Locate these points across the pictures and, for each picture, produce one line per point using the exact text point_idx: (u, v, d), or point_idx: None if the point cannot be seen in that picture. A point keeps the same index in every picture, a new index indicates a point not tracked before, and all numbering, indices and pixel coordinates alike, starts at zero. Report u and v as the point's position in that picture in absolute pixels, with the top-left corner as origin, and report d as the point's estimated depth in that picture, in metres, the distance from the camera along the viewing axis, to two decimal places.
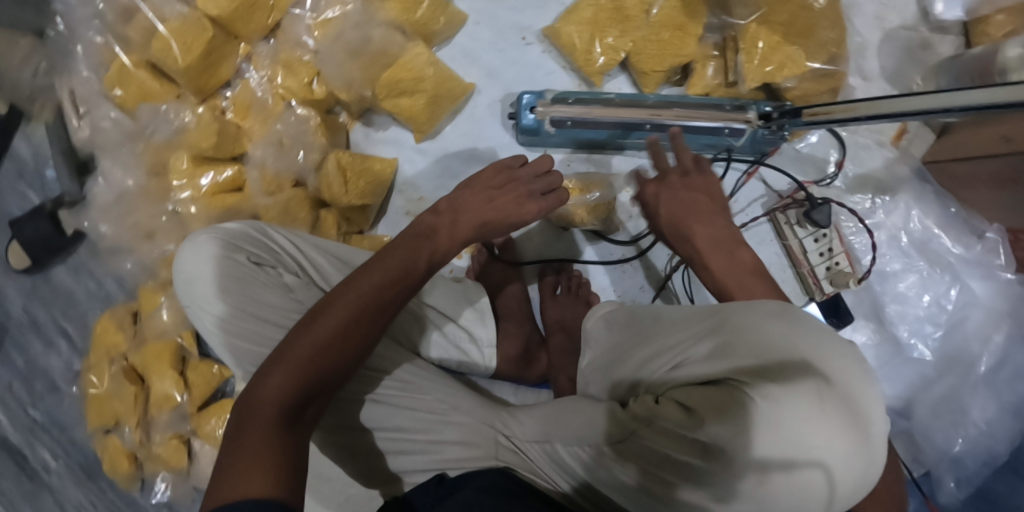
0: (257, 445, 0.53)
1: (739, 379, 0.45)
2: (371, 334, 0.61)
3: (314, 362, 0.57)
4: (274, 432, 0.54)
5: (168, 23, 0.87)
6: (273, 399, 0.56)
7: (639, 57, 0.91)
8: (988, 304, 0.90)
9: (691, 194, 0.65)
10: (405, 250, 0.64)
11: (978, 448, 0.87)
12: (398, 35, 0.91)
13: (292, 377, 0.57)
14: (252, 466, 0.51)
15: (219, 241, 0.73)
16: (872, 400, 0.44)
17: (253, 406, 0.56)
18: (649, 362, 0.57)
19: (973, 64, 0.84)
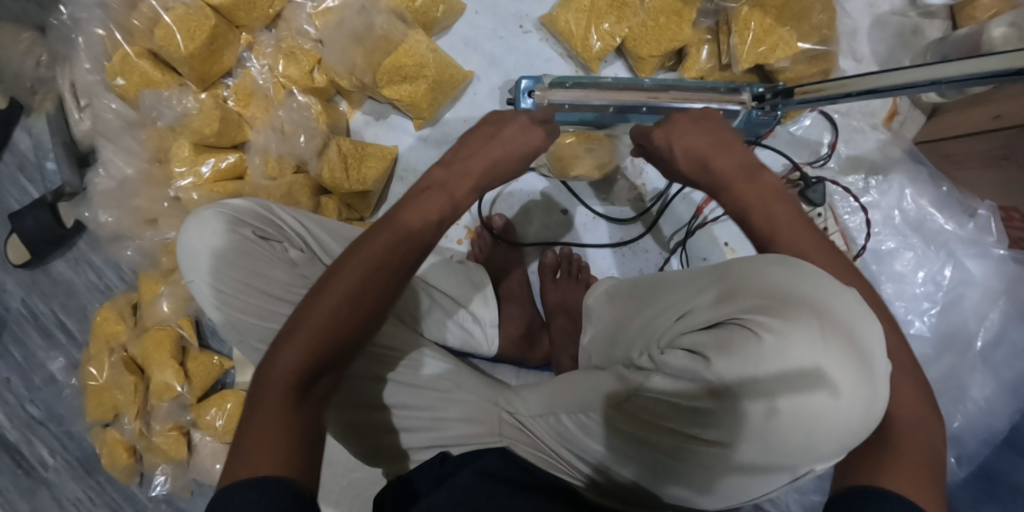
0: (272, 422, 0.53)
1: (747, 320, 0.46)
2: (384, 291, 0.59)
3: (327, 330, 0.56)
4: (287, 407, 0.54)
5: (171, 10, 0.88)
6: (285, 369, 0.55)
7: (637, 43, 0.94)
8: (985, 283, 0.91)
9: (705, 129, 0.64)
10: (416, 207, 0.61)
11: (976, 424, 0.89)
12: (400, 24, 0.92)
13: (302, 345, 0.55)
14: (267, 440, 0.52)
15: (228, 217, 0.75)
16: (875, 337, 0.44)
17: (267, 376, 0.55)
18: (657, 317, 0.57)
19: (962, 43, 0.87)
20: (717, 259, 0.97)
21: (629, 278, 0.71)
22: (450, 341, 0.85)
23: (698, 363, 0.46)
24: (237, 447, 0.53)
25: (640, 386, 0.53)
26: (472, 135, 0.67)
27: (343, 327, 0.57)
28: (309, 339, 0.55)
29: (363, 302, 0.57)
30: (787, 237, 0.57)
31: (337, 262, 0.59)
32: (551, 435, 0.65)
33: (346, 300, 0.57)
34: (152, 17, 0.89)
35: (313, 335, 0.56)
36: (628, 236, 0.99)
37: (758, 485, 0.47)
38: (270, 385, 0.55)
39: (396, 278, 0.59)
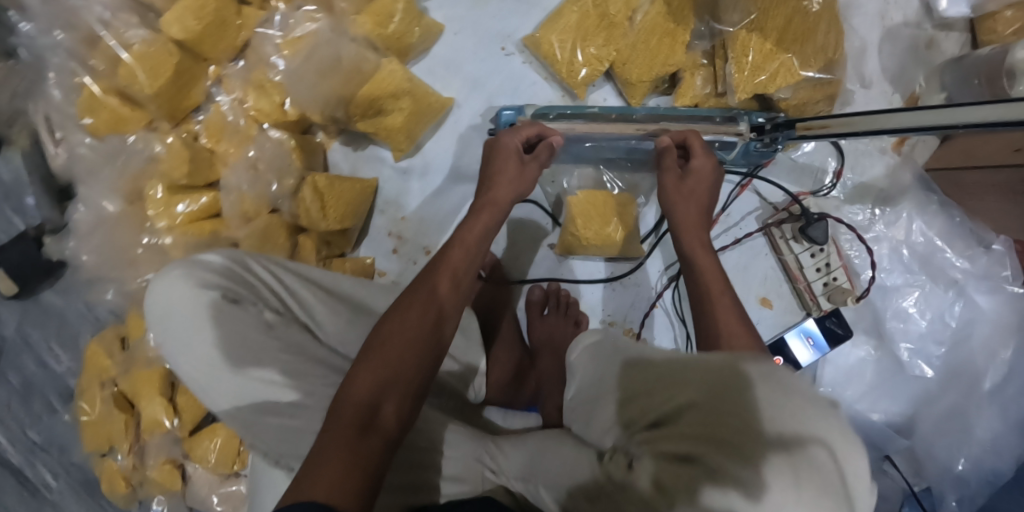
0: (334, 455, 0.53)
1: (721, 470, 0.38)
2: (425, 320, 0.62)
3: (390, 367, 0.59)
4: (346, 440, 0.54)
5: (132, 48, 0.84)
6: (356, 402, 0.57)
7: (626, 66, 0.87)
8: (995, 318, 0.85)
9: (693, 184, 0.73)
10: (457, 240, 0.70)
11: (981, 465, 0.85)
12: (370, 53, 0.88)
13: (366, 379, 0.58)
14: (323, 479, 0.51)
15: (201, 280, 0.74)
16: (861, 476, 0.40)
17: (338, 409, 0.57)
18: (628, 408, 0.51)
19: (982, 65, 0.79)
20: None
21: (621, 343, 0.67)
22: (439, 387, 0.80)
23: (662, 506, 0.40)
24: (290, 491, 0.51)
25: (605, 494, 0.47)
26: (500, 165, 0.75)
27: (400, 368, 0.59)
28: (366, 379, 0.58)
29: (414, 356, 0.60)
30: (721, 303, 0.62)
31: (389, 314, 0.63)
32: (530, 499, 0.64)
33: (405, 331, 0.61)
34: (112, 56, 0.85)
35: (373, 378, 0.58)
36: (620, 269, 0.95)
37: None
38: (337, 417, 0.56)
39: (439, 328, 0.63)
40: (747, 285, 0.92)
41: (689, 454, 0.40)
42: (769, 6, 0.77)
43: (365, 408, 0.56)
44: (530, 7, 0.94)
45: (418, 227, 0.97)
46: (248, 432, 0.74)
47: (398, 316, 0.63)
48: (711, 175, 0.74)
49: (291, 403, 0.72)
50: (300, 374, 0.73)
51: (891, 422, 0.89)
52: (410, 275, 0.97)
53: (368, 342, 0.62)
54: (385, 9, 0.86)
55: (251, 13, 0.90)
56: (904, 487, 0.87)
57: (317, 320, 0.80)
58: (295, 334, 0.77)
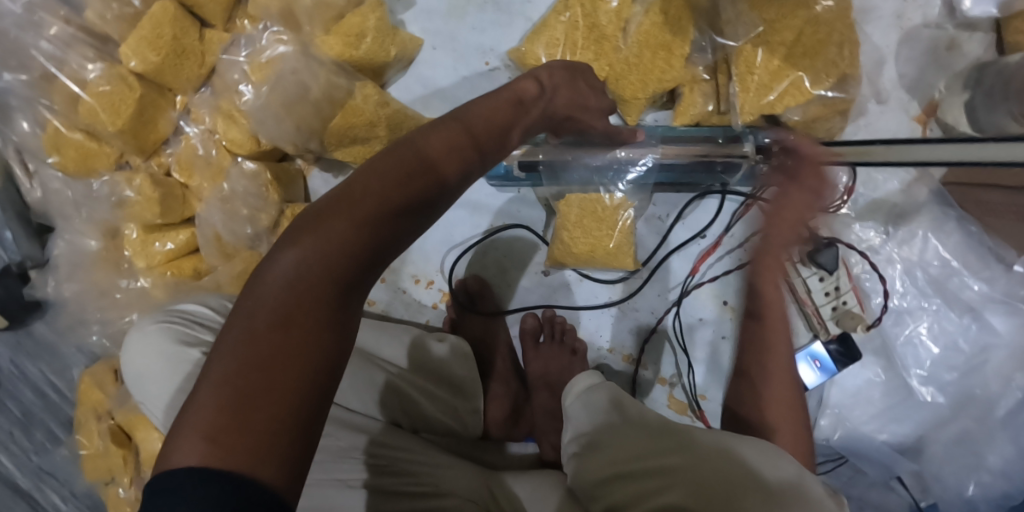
0: (266, 354, 0.39)
1: None
2: (419, 190, 0.46)
3: (362, 240, 0.43)
4: (291, 337, 0.40)
5: (89, 86, 0.79)
6: (310, 280, 0.41)
7: (620, 82, 0.80)
8: (1012, 343, 0.80)
9: None
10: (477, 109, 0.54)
11: (992, 491, 0.82)
12: (341, 77, 0.81)
13: (328, 252, 0.42)
14: (249, 392, 0.38)
15: (177, 334, 0.68)
16: None
17: (281, 275, 0.41)
18: (617, 484, 0.56)
19: (1006, 74, 0.72)
20: (715, 320, 0.88)
21: (620, 401, 0.61)
22: (437, 426, 0.79)
23: None
24: (216, 415, 0.37)
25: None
26: (559, 79, 0.64)
27: (383, 247, 0.45)
28: (332, 258, 0.42)
29: (397, 230, 0.45)
30: None
31: (372, 166, 0.46)
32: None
33: (388, 199, 0.45)
34: (70, 94, 0.81)
35: (336, 250, 0.42)
36: (617, 294, 0.90)
37: None
38: (281, 293, 0.41)
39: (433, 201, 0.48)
40: None
41: None
42: (779, 19, 0.71)
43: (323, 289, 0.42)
44: (512, 17, 0.87)
45: (403, 254, 0.93)
46: None
47: (382, 173, 0.45)
48: None
49: None
50: None
51: (897, 443, 0.86)
52: (398, 305, 0.93)
53: (335, 196, 0.44)
54: (354, 29, 0.80)
55: (214, 37, 0.84)
56: (910, 502, 0.86)
57: None
58: None
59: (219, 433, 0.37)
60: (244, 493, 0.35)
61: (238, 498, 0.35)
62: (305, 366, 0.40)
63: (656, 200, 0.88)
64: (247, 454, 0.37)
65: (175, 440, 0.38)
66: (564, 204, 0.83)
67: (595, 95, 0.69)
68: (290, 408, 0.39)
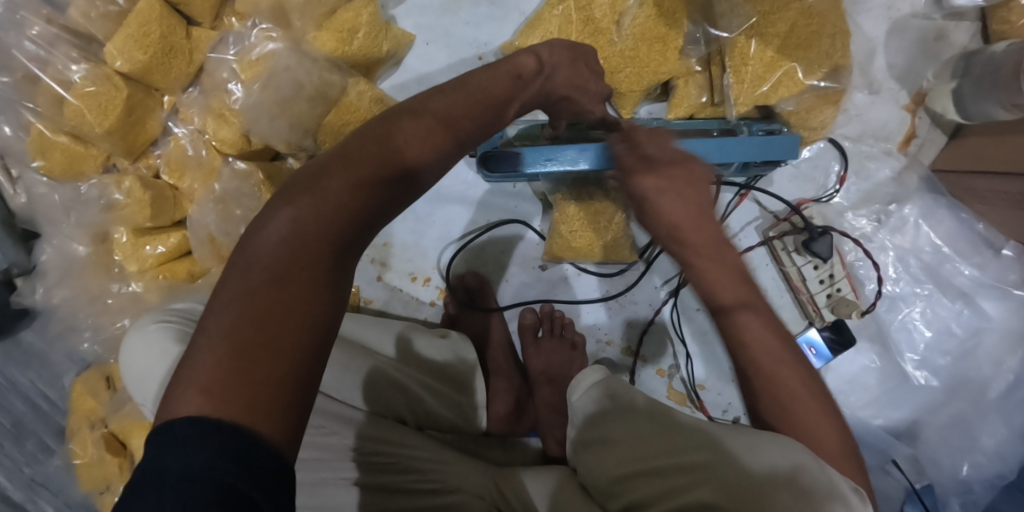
0: (268, 305, 0.39)
1: None
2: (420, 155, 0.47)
3: (364, 200, 0.43)
4: (290, 289, 0.40)
5: (74, 87, 0.78)
6: (310, 235, 0.41)
7: (616, 76, 0.80)
8: (1002, 326, 0.82)
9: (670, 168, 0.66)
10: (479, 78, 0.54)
11: (986, 472, 0.84)
12: (335, 74, 0.81)
13: (329, 210, 0.42)
14: (250, 344, 0.38)
15: (178, 336, 0.67)
16: None
17: (283, 227, 0.41)
18: (635, 478, 0.56)
19: (994, 63, 0.74)
20: None
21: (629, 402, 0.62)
22: (442, 423, 0.79)
23: None
24: (214, 367, 0.38)
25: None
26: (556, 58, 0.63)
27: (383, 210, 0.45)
28: (330, 220, 0.42)
29: (390, 200, 0.45)
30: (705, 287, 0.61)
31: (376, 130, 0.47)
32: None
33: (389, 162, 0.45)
34: (55, 97, 0.79)
35: (340, 209, 0.42)
36: (615, 287, 0.91)
37: None
38: (282, 245, 0.41)
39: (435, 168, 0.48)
40: None
41: None
42: (771, 11, 0.73)
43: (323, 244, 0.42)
44: (506, 11, 0.87)
45: (399, 252, 0.93)
46: None
47: (382, 138, 0.46)
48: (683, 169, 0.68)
49: None
50: None
51: (894, 428, 0.88)
52: (396, 304, 0.93)
53: (337, 158, 0.45)
54: (347, 25, 0.79)
55: (202, 35, 0.83)
56: (906, 484, 0.85)
57: None
58: None
59: (217, 385, 0.37)
60: (241, 443, 0.35)
61: (235, 451, 0.35)
62: (303, 321, 0.40)
63: None
64: (243, 408, 0.37)
65: (175, 392, 0.38)
66: (562, 199, 0.82)
67: (596, 79, 0.67)
68: (289, 362, 0.39)
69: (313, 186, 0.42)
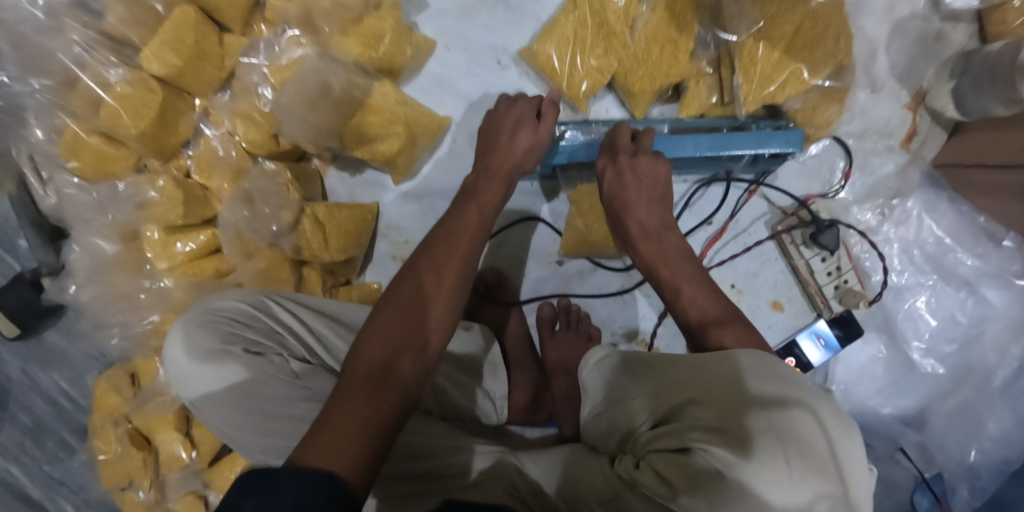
0: (341, 413, 0.51)
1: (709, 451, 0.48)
2: (449, 264, 0.62)
3: (415, 301, 0.60)
4: (356, 400, 0.52)
5: (112, 88, 0.81)
6: (372, 361, 0.55)
7: (629, 78, 0.84)
8: (1005, 315, 0.85)
9: (653, 165, 0.74)
10: (486, 189, 0.71)
11: (992, 457, 0.87)
12: (361, 77, 0.84)
13: (394, 310, 0.59)
14: (337, 426, 0.49)
15: (221, 333, 0.68)
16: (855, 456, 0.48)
17: (349, 367, 0.55)
18: (633, 416, 0.59)
19: (990, 62, 0.78)
20: None
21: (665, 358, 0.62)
22: (465, 414, 0.81)
23: (666, 493, 0.50)
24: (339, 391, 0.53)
25: (625, 494, 0.55)
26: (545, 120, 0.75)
27: (422, 300, 0.60)
28: (401, 309, 0.59)
29: (429, 288, 0.61)
30: (671, 270, 0.69)
31: (423, 250, 0.64)
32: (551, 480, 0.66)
33: (434, 262, 0.62)
34: (91, 97, 0.82)
35: (399, 309, 0.59)
36: (628, 281, 0.94)
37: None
38: (351, 374, 0.55)
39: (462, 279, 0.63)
40: (757, 293, 0.92)
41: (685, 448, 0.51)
42: (778, 14, 0.75)
43: (377, 367, 0.55)
44: (523, 17, 0.91)
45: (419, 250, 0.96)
46: None
47: (417, 278, 0.61)
48: (658, 168, 0.74)
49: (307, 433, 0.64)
50: None
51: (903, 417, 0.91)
52: None
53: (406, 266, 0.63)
54: (373, 30, 0.84)
55: (232, 41, 0.87)
56: (915, 473, 0.88)
57: (342, 362, 0.72)
58: (323, 381, 0.69)
59: (313, 438, 0.49)
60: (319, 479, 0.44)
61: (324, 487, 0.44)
62: (366, 408, 0.51)
63: None
64: (329, 454, 0.47)
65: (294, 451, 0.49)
66: (578, 192, 0.86)
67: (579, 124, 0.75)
68: (362, 444, 0.49)
69: (377, 314, 0.59)
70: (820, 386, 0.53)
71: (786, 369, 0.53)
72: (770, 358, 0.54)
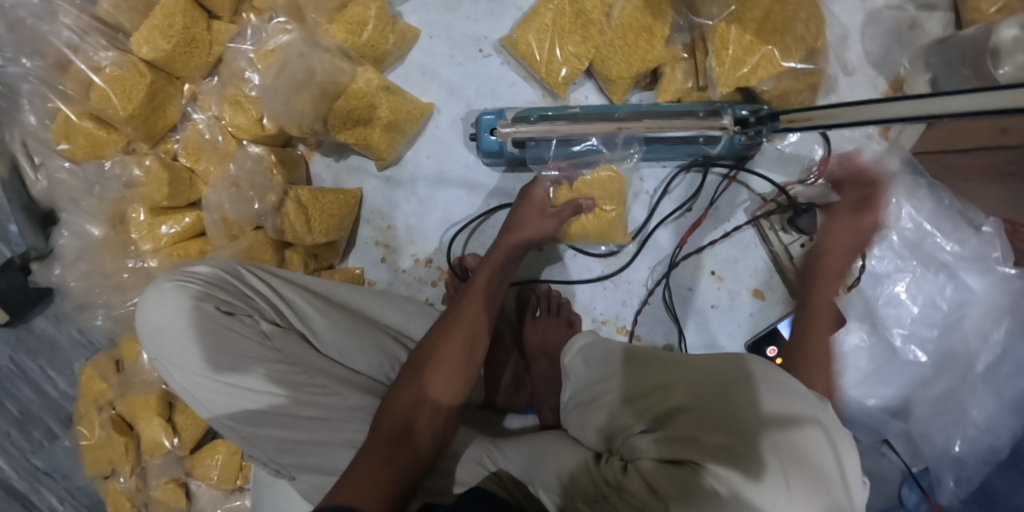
0: (367, 469, 0.60)
1: (702, 462, 0.47)
2: (476, 318, 0.73)
3: (434, 360, 0.69)
4: (377, 458, 0.61)
5: (102, 71, 0.83)
6: (394, 423, 0.64)
7: (606, 64, 0.85)
8: (987, 300, 0.85)
9: (861, 200, 0.79)
10: (500, 251, 0.81)
11: (978, 446, 0.85)
12: (345, 62, 0.86)
13: (417, 376, 0.68)
14: (362, 481, 0.59)
15: (194, 293, 0.75)
16: (851, 465, 0.47)
17: (377, 426, 0.65)
18: (622, 408, 0.60)
19: (964, 46, 0.79)
20: (704, 289, 0.92)
21: (656, 359, 0.62)
22: None
23: (655, 505, 0.48)
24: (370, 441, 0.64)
25: (610, 497, 0.53)
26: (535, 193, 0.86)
27: (442, 358, 0.69)
28: (421, 380, 0.67)
29: (445, 346, 0.69)
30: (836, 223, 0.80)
31: (450, 309, 0.75)
32: (522, 459, 0.71)
33: (461, 317, 0.72)
34: (83, 80, 0.84)
35: (418, 380, 0.67)
36: (609, 268, 0.94)
37: None
38: (375, 434, 0.64)
39: (478, 336, 0.72)
40: (737, 279, 0.92)
41: (677, 459, 0.49)
42: None
43: (399, 426, 0.64)
44: (503, 7, 0.93)
45: (404, 235, 0.97)
46: (248, 445, 0.75)
47: (440, 336, 0.71)
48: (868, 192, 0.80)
49: (293, 418, 0.73)
50: (301, 385, 0.75)
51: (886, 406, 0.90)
52: (399, 285, 0.97)
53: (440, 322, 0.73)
54: (357, 17, 0.85)
55: (221, 28, 0.88)
56: (902, 468, 0.89)
57: (313, 328, 0.79)
58: (292, 343, 0.77)
59: (347, 483, 0.59)
60: None
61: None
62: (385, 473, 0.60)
63: (644, 175, 0.92)
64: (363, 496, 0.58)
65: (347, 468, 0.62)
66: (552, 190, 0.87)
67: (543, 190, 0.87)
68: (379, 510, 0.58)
69: (403, 381, 0.68)
70: (819, 398, 0.51)
71: (789, 376, 0.52)
72: (769, 365, 0.53)
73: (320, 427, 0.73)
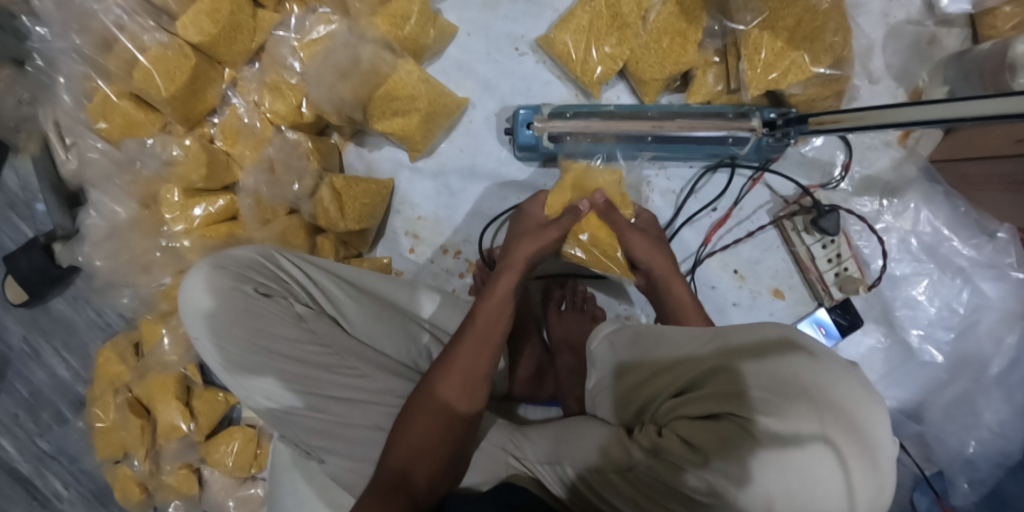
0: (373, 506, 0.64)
1: (740, 418, 0.49)
2: (473, 367, 0.70)
3: (431, 406, 0.68)
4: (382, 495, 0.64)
5: (147, 51, 0.85)
6: (401, 461, 0.66)
7: (639, 66, 0.88)
8: (1001, 306, 0.88)
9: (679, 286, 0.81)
10: (502, 286, 0.76)
11: (991, 448, 0.86)
12: (388, 53, 0.88)
13: (420, 416, 0.68)
14: None
15: (231, 275, 0.73)
16: (881, 427, 0.49)
17: (387, 461, 0.67)
18: (653, 380, 0.62)
19: (982, 60, 0.82)
20: (725, 287, 0.94)
21: (688, 333, 0.62)
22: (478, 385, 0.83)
23: (695, 458, 0.51)
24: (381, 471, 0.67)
25: (644, 462, 0.56)
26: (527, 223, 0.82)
27: (439, 404, 0.68)
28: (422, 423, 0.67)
29: (443, 391, 0.68)
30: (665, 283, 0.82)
31: (451, 346, 0.71)
32: (547, 442, 0.70)
33: (458, 361, 0.69)
34: (128, 59, 0.85)
35: (419, 421, 0.67)
36: None
37: (792, 495, 0.47)
38: (386, 467, 0.67)
39: (475, 382, 0.69)
40: (759, 279, 0.94)
41: (713, 415, 0.52)
42: (781, 5, 0.80)
43: (404, 466, 0.66)
44: (540, 8, 0.96)
45: (433, 225, 0.99)
46: (282, 427, 0.74)
47: (440, 378, 0.69)
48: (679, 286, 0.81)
49: (326, 399, 0.73)
50: (331, 367, 0.74)
51: (900, 408, 0.93)
52: (426, 275, 0.98)
53: (442, 357, 0.71)
54: (400, 11, 0.87)
55: (265, 16, 0.91)
56: (916, 471, 0.90)
57: (344, 314, 0.78)
58: (325, 326, 0.75)
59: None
60: None
61: None
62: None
63: (670, 174, 0.95)
64: None
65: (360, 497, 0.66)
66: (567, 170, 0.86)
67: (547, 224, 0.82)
68: None
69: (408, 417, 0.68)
70: (850, 361, 0.52)
71: (818, 341, 0.53)
72: (798, 332, 0.54)
73: (352, 410, 0.74)
